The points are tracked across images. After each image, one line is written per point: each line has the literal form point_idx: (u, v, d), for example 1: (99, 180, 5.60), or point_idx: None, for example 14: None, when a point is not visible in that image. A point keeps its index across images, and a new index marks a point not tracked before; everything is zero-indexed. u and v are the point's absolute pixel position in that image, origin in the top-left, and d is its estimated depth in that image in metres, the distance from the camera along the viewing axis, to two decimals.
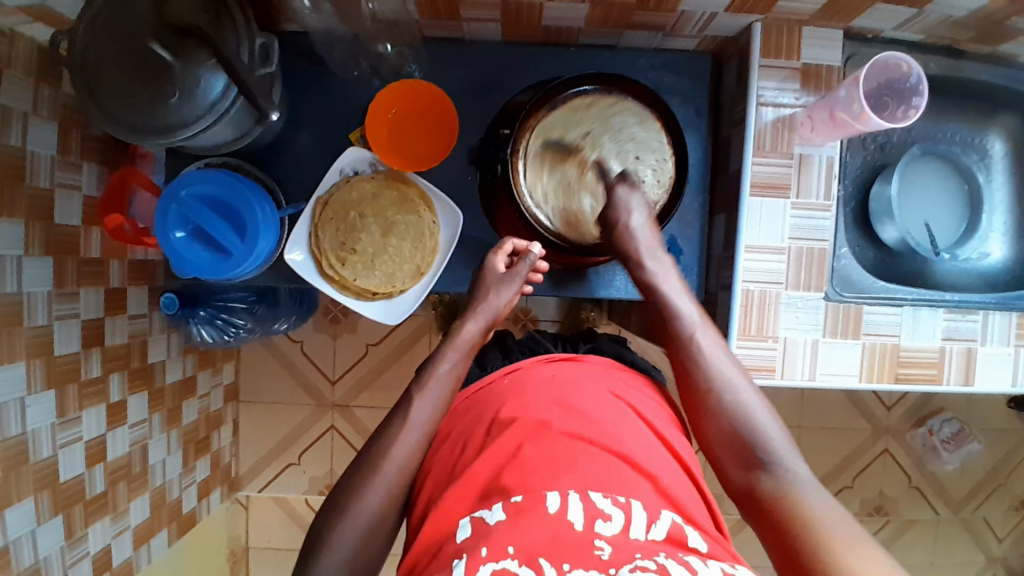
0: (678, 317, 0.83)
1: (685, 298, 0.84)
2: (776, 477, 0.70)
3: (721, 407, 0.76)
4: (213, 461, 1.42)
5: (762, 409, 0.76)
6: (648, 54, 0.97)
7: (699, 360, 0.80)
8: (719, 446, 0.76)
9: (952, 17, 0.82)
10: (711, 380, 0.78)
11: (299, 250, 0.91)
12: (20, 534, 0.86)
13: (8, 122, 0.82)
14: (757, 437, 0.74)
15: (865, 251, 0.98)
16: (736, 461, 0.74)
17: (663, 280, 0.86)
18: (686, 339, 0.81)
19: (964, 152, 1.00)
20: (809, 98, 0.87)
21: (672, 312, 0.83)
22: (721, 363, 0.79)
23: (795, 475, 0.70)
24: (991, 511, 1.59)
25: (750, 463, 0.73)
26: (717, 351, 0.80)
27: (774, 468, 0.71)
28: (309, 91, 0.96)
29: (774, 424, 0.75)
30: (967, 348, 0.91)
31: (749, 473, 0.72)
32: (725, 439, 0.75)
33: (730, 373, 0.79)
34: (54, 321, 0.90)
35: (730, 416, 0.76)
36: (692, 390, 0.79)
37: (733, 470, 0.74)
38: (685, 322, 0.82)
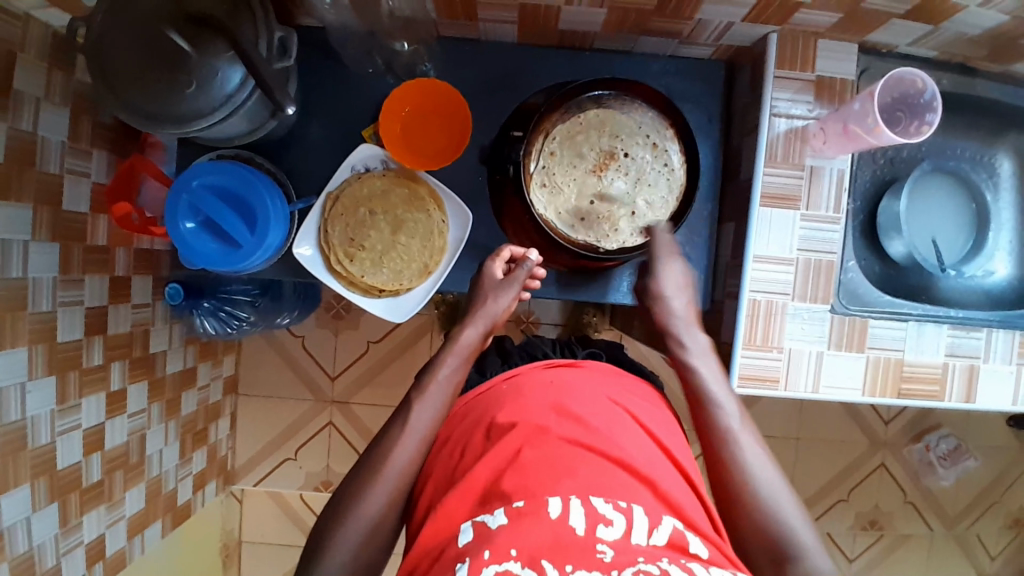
0: (714, 402, 0.80)
1: (721, 384, 0.81)
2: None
3: (751, 502, 0.73)
4: (209, 454, 1.41)
5: (793, 504, 0.73)
6: (662, 60, 0.97)
7: (730, 454, 0.76)
8: (747, 543, 0.72)
9: (966, 35, 0.83)
10: (742, 475, 0.74)
11: (307, 244, 0.91)
12: (15, 521, 0.86)
13: (21, 106, 0.81)
14: (790, 536, 0.70)
15: (872, 264, 0.98)
16: (771, 563, 0.70)
17: (700, 363, 0.83)
18: (720, 431, 0.78)
19: (972, 170, 1.01)
20: (821, 111, 0.87)
21: (710, 400, 0.80)
22: (754, 454, 0.76)
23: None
24: (986, 529, 1.59)
25: (781, 562, 0.69)
26: (752, 443, 0.77)
27: (806, 569, 0.68)
28: (322, 86, 0.96)
29: (806, 522, 0.72)
30: (970, 365, 0.91)
31: (779, 572, 0.69)
32: (760, 539, 0.71)
33: (760, 465, 0.75)
34: (59, 307, 0.90)
35: (761, 508, 0.72)
36: (720, 480, 0.76)
37: (761, 566, 0.71)
38: (718, 412, 0.79)
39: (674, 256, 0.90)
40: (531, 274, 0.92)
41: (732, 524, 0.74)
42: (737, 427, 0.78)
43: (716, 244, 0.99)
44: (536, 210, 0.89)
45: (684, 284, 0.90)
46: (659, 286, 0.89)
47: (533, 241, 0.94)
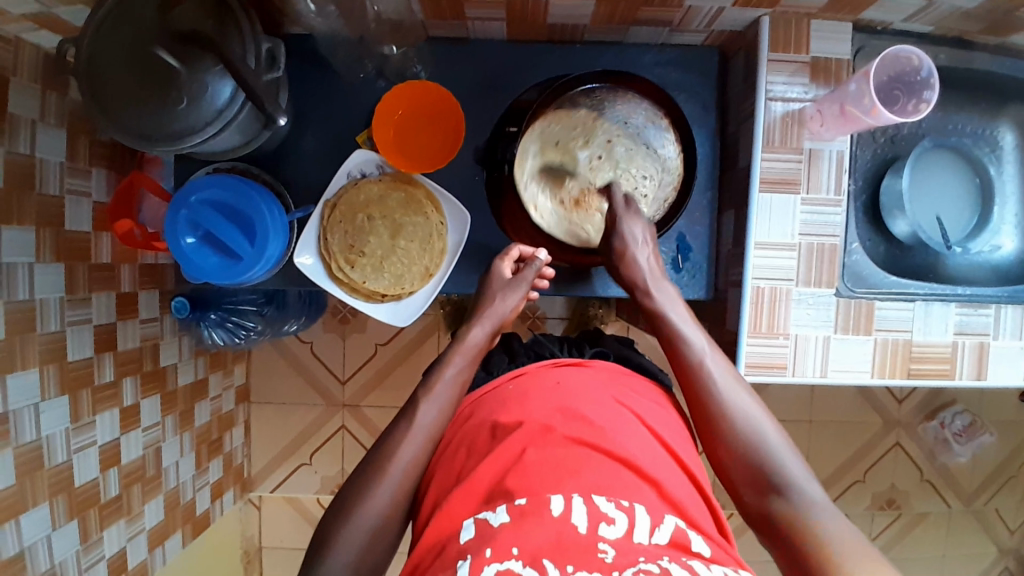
0: (683, 338, 0.80)
1: (694, 328, 0.81)
2: (791, 498, 0.68)
3: (730, 432, 0.73)
4: (225, 463, 1.43)
5: (775, 431, 0.73)
6: (654, 50, 0.96)
7: (704, 386, 0.76)
8: (731, 473, 0.73)
9: (962, 9, 0.81)
10: (718, 406, 0.75)
11: (308, 253, 0.91)
12: (36, 539, 0.87)
13: (16, 129, 0.82)
14: (770, 461, 0.71)
15: (876, 245, 0.97)
16: (749, 484, 0.71)
17: (669, 308, 0.83)
18: (693, 366, 0.78)
19: (974, 145, 0.99)
20: (817, 92, 0.86)
21: (682, 338, 0.80)
22: (726, 383, 0.76)
23: (809, 495, 0.68)
24: (1003, 503, 1.58)
25: (763, 488, 0.70)
26: (730, 380, 0.77)
27: (789, 492, 0.69)
28: (315, 94, 0.96)
29: (787, 447, 0.72)
30: (980, 342, 0.90)
31: (762, 497, 0.70)
32: (738, 462, 0.73)
33: (739, 396, 0.75)
34: (67, 327, 0.91)
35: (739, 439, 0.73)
36: (701, 415, 0.76)
37: (746, 492, 0.72)
38: (694, 349, 0.79)
39: (637, 216, 0.88)
40: (539, 273, 0.93)
41: (714, 453, 0.75)
42: (711, 362, 0.78)
43: (717, 232, 0.98)
44: (528, 208, 0.89)
45: (649, 238, 0.88)
46: (625, 241, 0.86)
47: (535, 238, 0.94)
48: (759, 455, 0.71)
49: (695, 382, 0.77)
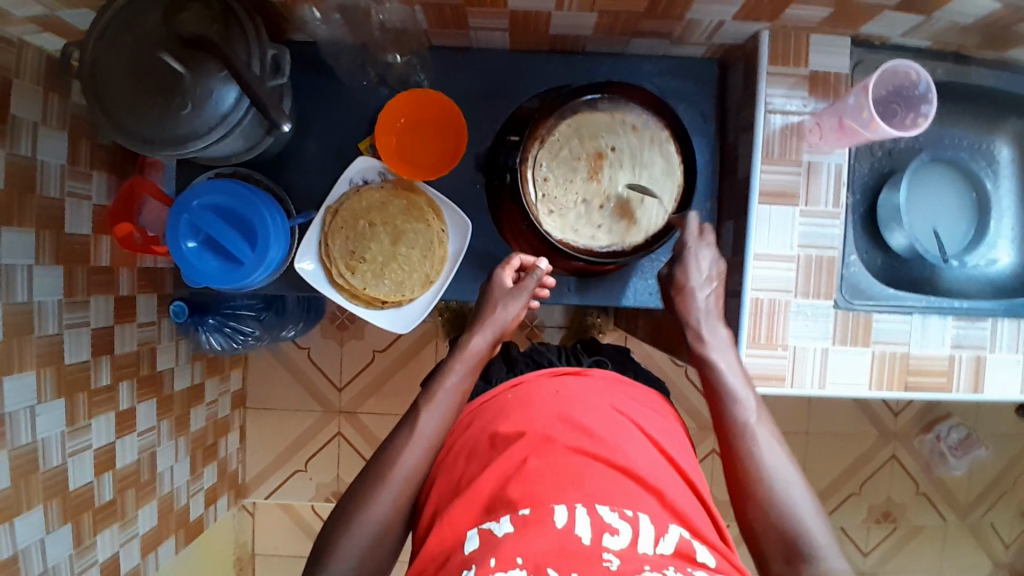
0: (730, 395, 0.80)
1: (741, 380, 0.81)
2: (821, 570, 0.67)
3: (765, 495, 0.72)
4: (220, 469, 1.42)
5: (814, 507, 0.72)
6: (654, 61, 0.97)
7: (746, 443, 0.76)
8: (761, 541, 0.71)
9: (959, 24, 0.82)
10: (757, 470, 0.74)
11: (309, 258, 0.91)
12: (29, 543, 0.87)
13: (18, 131, 0.82)
14: (802, 532, 0.69)
15: (874, 257, 0.97)
16: (781, 552, 0.69)
17: (718, 356, 0.82)
18: (741, 426, 0.77)
19: (971, 159, 1.00)
20: (816, 105, 0.87)
21: (730, 396, 0.79)
22: (768, 447, 0.76)
23: (839, 573, 0.66)
24: (999, 516, 1.58)
25: (793, 557, 0.69)
26: (770, 442, 0.76)
27: (819, 563, 0.67)
28: (317, 101, 0.97)
29: (822, 521, 0.71)
30: (977, 355, 0.91)
31: (791, 566, 0.69)
32: (770, 529, 0.70)
33: (778, 461, 0.75)
34: (64, 329, 0.91)
35: (775, 506, 0.71)
36: (737, 474, 0.75)
37: (773, 562, 0.70)
38: (741, 408, 0.78)
39: (707, 246, 0.89)
40: (541, 282, 0.92)
41: (741, 512, 0.73)
42: (756, 422, 0.78)
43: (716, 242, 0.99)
44: (532, 214, 0.88)
45: (716, 274, 0.88)
46: (688, 271, 0.88)
47: (533, 246, 0.94)
48: (796, 527, 0.70)
49: (738, 442, 0.76)
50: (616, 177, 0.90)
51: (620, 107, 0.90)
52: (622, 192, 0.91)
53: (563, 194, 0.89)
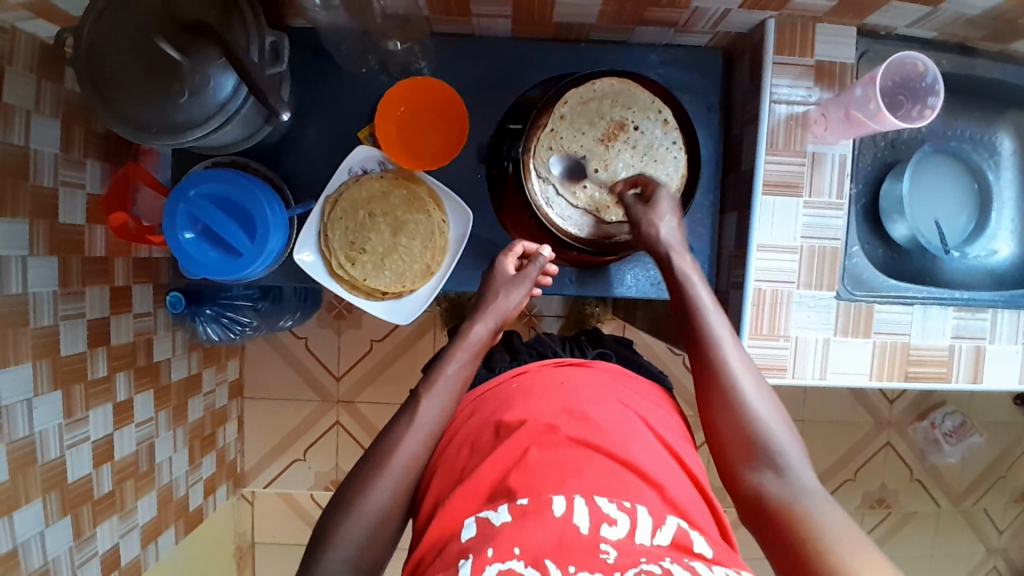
0: (700, 310, 0.78)
1: (709, 293, 0.80)
2: (784, 480, 0.68)
3: (734, 404, 0.72)
4: (218, 458, 1.42)
5: (780, 416, 0.72)
6: (658, 49, 0.96)
7: (717, 356, 0.75)
8: (727, 445, 0.72)
9: (966, 15, 0.82)
10: (725, 382, 0.74)
11: (308, 250, 0.90)
12: (29, 536, 0.86)
13: (11, 119, 0.80)
14: (768, 439, 0.70)
15: (875, 248, 0.97)
16: (744, 458, 0.71)
17: (689, 272, 0.81)
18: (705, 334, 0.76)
19: (974, 151, 1.00)
20: (822, 95, 0.86)
21: (697, 306, 0.78)
22: (734, 358, 0.75)
23: (801, 479, 0.67)
24: (991, 502, 1.61)
25: (759, 463, 0.69)
26: (736, 350, 0.76)
27: (784, 471, 0.68)
28: (317, 90, 0.95)
29: (786, 426, 0.72)
30: (976, 346, 0.91)
31: (755, 473, 0.69)
32: (735, 435, 0.72)
33: (746, 374, 0.74)
34: (60, 320, 0.90)
35: (746, 416, 0.72)
36: (705, 387, 0.75)
37: (739, 467, 0.71)
38: (704, 316, 0.77)
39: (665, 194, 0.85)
40: (542, 271, 0.91)
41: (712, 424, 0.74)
42: (726, 337, 0.76)
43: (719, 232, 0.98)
44: (536, 206, 0.89)
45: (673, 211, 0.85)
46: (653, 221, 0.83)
47: (534, 235, 0.94)
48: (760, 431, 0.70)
49: (706, 351, 0.76)
50: (621, 154, 0.89)
51: (628, 93, 0.89)
52: (628, 172, 0.89)
53: (567, 172, 0.89)
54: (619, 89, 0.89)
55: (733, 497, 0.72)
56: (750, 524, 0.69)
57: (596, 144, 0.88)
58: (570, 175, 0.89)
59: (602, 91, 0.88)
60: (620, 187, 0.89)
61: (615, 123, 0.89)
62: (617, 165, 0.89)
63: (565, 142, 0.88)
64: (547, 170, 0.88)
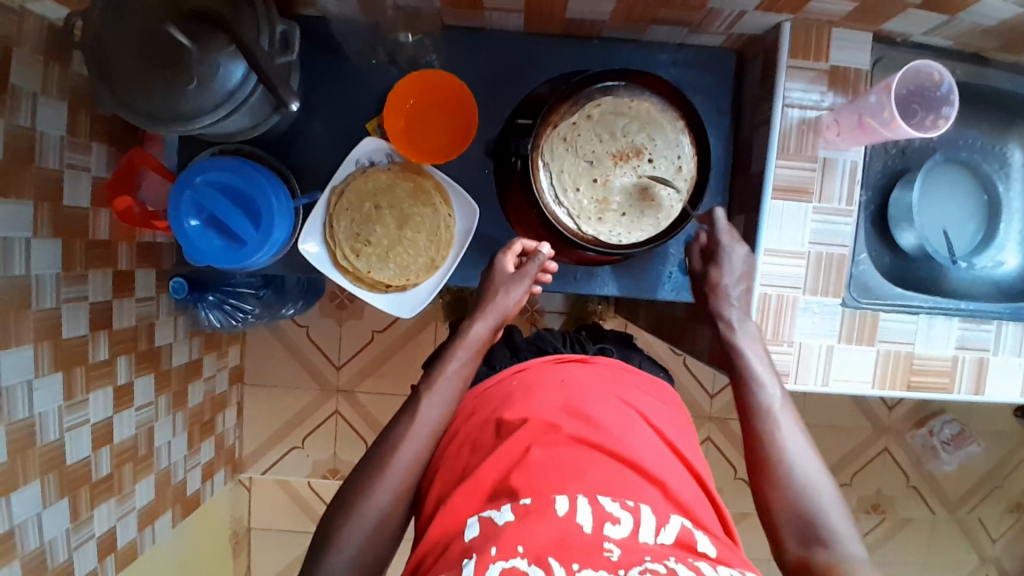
0: (756, 383, 0.80)
1: (764, 365, 0.82)
2: (834, 552, 0.68)
3: (783, 475, 0.73)
4: (217, 444, 1.42)
5: (831, 491, 0.73)
6: (671, 49, 0.95)
7: (769, 428, 0.77)
8: (777, 520, 0.72)
9: (982, 26, 0.81)
10: (775, 451, 0.75)
11: (313, 241, 0.90)
12: (26, 518, 0.86)
13: (17, 101, 0.79)
14: (820, 513, 0.71)
15: (882, 255, 0.96)
16: (794, 534, 0.71)
17: (745, 344, 0.83)
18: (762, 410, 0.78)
19: (983, 160, 0.99)
20: (835, 101, 0.86)
21: (751, 380, 0.80)
22: (790, 432, 0.77)
23: (853, 553, 0.68)
24: (986, 512, 1.61)
25: (810, 538, 0.70)
26: (791, 425, 0.78)
27: (834, 545, 0.69)
28: (325, 79, 0.94)
29: (839, 503, 0.72)
30: (980, 358, 0.91)
31: (805, 548, 0.70)
32: (789, 514, 0.72)
33: (799, 446, 0.76)
34: (63, 304, 0.89)
35: (796, 488, 0.73)
36: (755, 458, 0.76)
37: (789, 543, 0.71)
38: (762, 393, 0.79)
39: (740, 245, 0.87)
40: (542, 268, 0.90)
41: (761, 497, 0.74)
42: (779, 408, 0.79)
43: None
44: (542, 203, 0.87)
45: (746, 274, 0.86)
46: (721, 271, 0.86)
47: (540, 234, 0.93)
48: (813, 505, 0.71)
49: (757, 424, 0.78)
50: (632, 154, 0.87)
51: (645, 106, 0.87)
52: (638, 173, 0.87)
53: (576, 170, 0.87)
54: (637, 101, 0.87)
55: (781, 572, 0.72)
56: None
57: (606, 143, 0.87)
58: (579, 173, 0.87)
59: (619, 100, 0.87)
60: (630, 187, 0.87)
61: (630, 123, 0.87)
62: (628, 165, 0.87)
63: (576, 146, 0.87)
64: (556, 170, 0.87)
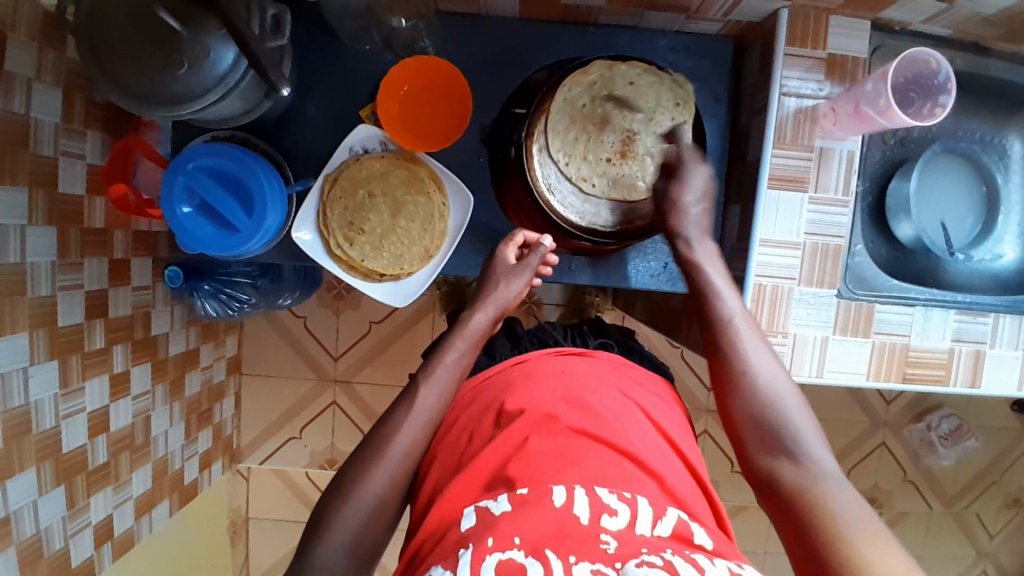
0: (717, 296, 0.80)
1: (730, 288, 0.81)
2: (801, 468, 0.67)
3: (747, 389, 0.73)
4: (214, 433, 1.42)
5: (796, 399, 0.72)
6: (668, 35, 0.94)
7: (730, 343, 0.76)
8: (741, 428, 0.72)
9: (981, 14, 0.80)
10: (739, 364, 0.75)
11: (307, 228, 0.90)
12: (22, 505, 0.86)
13: (11, 87, 0.78)
14: (783, 424, 0.70)
15: (879, 247, 0.96)
16: (760, 444, 0.70)
17: (711, 267, 0.82)
18: (724, 325, 0.77)
19: (983, 152, 0.98)
20: (832, 89, 0.85)
21: (715, 295, 0.80)
22: (751, 343, 0.76)
23: (821, 466, 0.66)
24: (983, 507, 1.61)
25: (773, 449, 0.69)
26: (753, 335, 0.77)
27: (800, 458, 0.67)
28: (320, 65, 0.94)
29: (805, 410, 0.72)
30: (976, 350, 0.90)
31: (770, 458, 0.69)
32: (752, 422, 0.72)
33: (762, 358, 0.75)
34: (58, 291, 0.89)
35: (758, 402, 0.72)
36: (721, 372, 0.76)
37: (753, 453, 0.71)
38: (725, 309, 0.79)
39: (699, 161, 0.87)
40: (543, 261, 0.91)
41: (725, 408, 0.75)
42: (740, 319, 0.78)
43: (722, 226, 0.97)
44: (539, 191, 0.89)
45: (705, 193, 0.86)
46: (682, 187, 0.85)
47: (534, 223, 0.94)
48: (778, 418, 0.70)
49: (723, 341, 0.77)
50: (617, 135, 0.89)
51: (649, 87, 0.89)
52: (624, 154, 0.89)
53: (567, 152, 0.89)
54: (643, 81, 0.89)
55: (751, 485, 0.72)
56: (768, 512, 0.68)
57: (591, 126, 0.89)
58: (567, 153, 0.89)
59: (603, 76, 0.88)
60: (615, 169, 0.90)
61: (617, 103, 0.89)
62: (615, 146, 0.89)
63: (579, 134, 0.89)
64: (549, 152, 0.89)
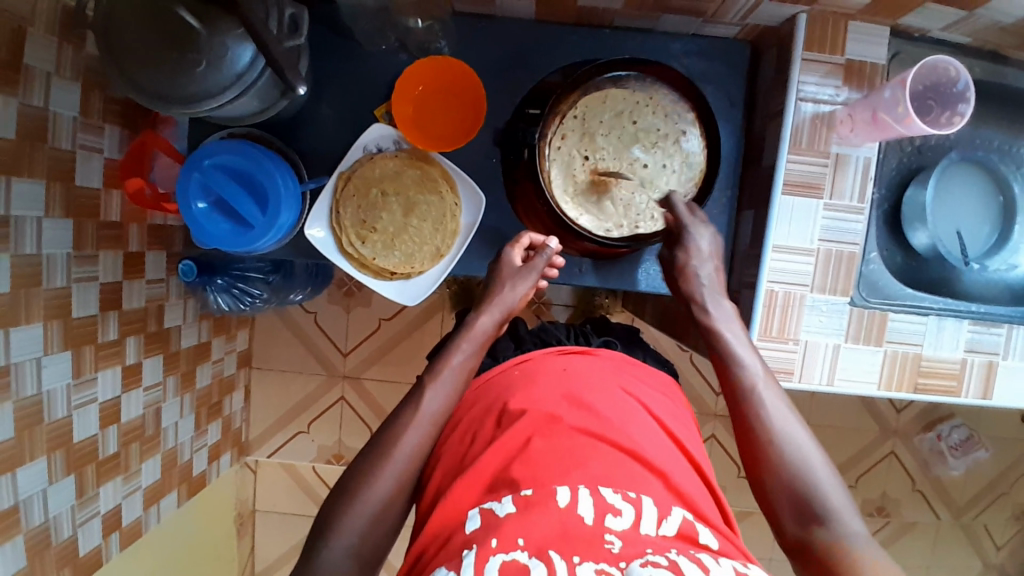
0: (739, 364, 0.78)
1: (748, 349, 0.79)
2: (837, 535, 0.65)
3: (776, 462, 0.71)
4: (224, 425, 1.44)
5: (823, 462, 0.70)
6: (684, 39, 0.94)
7: (754, 412, 0.74)
8: (773, 503, 0.70)
9: (1000, 23, 0.79)
10: (765, 433, 0.73)
11: (319, 225, 0.90)
12: (31, 493, 0.87)
13: (31, 81, 0.79)
14: (816, 494, 0.68)
15: (894, 255, 0.94)
16: (793, 513, 0.69)
17: (726, 327, 0.81)
18: (747, 391, 0.76)
19: (1000, 162, 0.97)
20: (849, 96, 0.84)
21: (735, 360, 0.78)
22: (775, 410, 0.74)
23: (857, 534, 0.65)
24: (992, 519, 1.59)
25: (809, 519, 0.67)
26: (776, 400, 0.75)
27: (832, 523, 0.66)
28: (335, 64, 0.94)
29: (836, 478, 0.70)
30: (989, 360, 0.89)
31: (804, 527, 0.68)
32: (783, 494, 0.69)
33: (785, 420, 0.73)
34: (73, 283, 0.90)
35: (788, 472, 0.70)
36: (746, 443, 0.74)
37: (787, 523, 0.69)
38: (746, 372, 0.77)
39: (702, 224, 0.87)
40: (549, 263, 0.91)
41: (757, 481, 0.72)
42: (762, 383, 0.76)
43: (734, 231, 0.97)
44: (551, 194, 0.88)
45: (714, 253, 0.87)
46: (688, 253, 0.86)
47: (547, 226, 0.93)
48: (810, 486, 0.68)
49: (746, 411, 0.75)
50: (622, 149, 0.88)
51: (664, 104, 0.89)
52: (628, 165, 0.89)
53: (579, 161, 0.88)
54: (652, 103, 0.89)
55: (784, 550, 0.70)
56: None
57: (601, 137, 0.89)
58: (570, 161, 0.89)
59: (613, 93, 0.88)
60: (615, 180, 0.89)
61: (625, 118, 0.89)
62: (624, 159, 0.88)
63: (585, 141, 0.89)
64: (563, 161, 0.88)
